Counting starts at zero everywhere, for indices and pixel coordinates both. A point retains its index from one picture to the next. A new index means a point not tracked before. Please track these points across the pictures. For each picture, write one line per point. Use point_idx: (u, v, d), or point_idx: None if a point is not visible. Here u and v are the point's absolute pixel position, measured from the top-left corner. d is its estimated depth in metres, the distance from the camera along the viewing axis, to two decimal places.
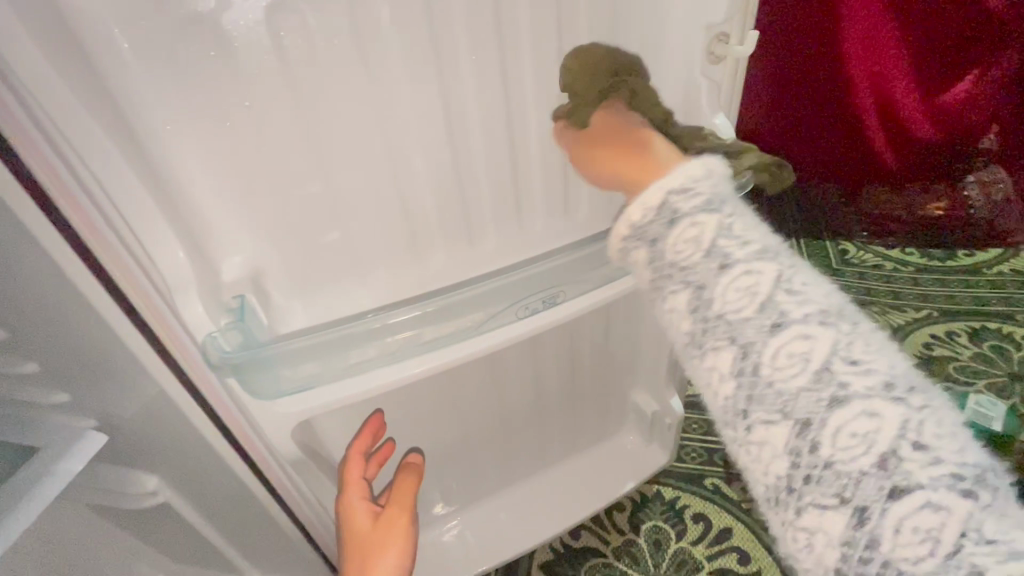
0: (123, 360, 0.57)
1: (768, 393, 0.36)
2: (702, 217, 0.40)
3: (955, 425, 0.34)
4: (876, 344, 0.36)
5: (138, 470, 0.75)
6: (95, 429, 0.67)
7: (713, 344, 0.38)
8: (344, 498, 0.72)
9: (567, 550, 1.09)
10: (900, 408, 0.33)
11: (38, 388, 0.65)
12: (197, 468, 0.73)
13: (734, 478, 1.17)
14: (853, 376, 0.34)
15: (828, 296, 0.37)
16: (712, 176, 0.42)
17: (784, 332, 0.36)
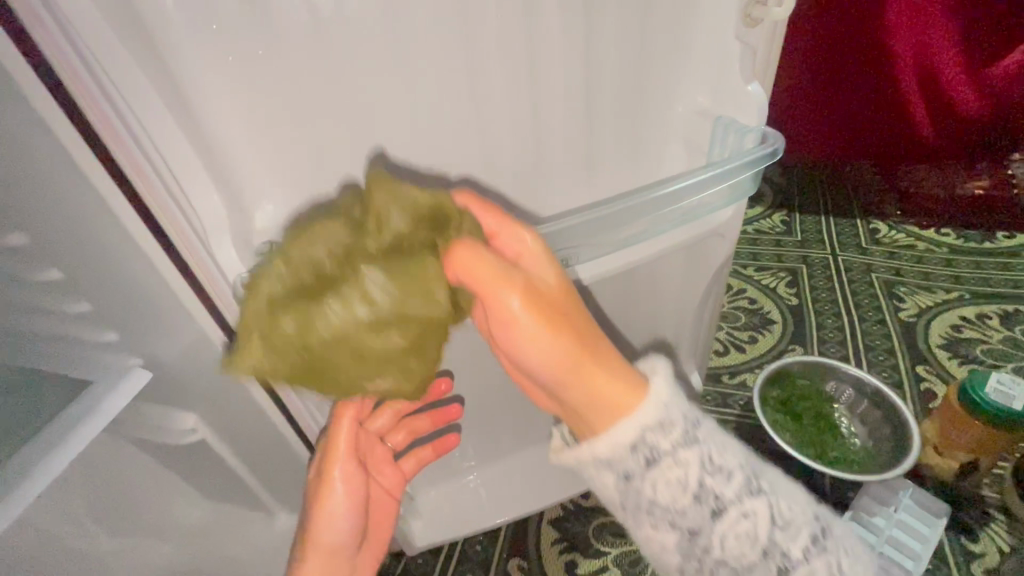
0: (166, 302, 0.63)
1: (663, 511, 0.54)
2: (684, 456, 0.52)
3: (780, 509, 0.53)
4: (730, 453, 0.55)
5: (178, 408, 0.81)
6: (140, 365, 0.74)
7: (631, 498, 0.55)
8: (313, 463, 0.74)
9: (575, 509, 1.12)
10: (748, 509, 0.52)
11: (89, 327, 0.71)
12: (230, 408, 0.80)
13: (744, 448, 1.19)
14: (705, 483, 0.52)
15: (681, 414, 0.55)
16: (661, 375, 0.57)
17: (661, 467, 0.53)
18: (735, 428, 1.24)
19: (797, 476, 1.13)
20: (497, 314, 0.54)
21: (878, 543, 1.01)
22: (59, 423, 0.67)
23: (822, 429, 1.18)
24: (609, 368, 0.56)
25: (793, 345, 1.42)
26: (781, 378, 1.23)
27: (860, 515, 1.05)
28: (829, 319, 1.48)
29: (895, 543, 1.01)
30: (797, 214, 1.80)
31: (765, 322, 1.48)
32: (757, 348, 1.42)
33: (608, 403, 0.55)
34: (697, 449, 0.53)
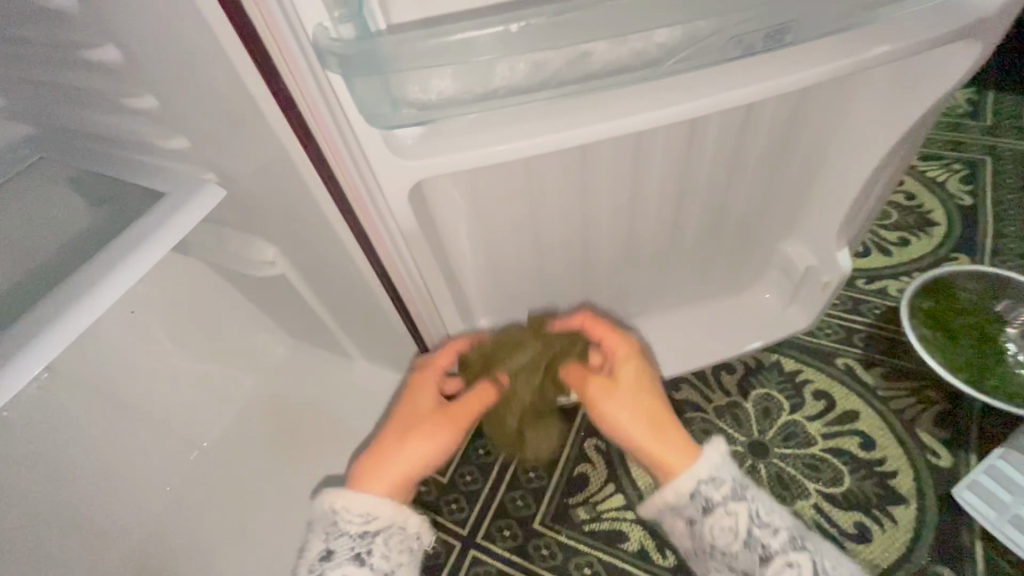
0: (236, 104, 0.50)
1: (715, 552, 0.58)
2: (733, 506, 0.57)
3: (809, 534, 0.59)
4: (811, 547, 0.57)
5: (257, 237, 0.75)
6: (214, 183, 0.67)
7: (721, 563, 0.59)
8: (420, 374, 0.70)
9: (664, 399, 1.02)
10: (768, 527, 0.57)
11: (159, 131, 0.62)
12: (308, 246, 0.71)
13: (874, 362, 1.02)
14: (773, 544, 0.56)
15: (776, 532, 0.57)
16: (724, 458, 0.58)
17: (715, 514, 0.57)
18: (866, 340, 1.05)
19: (937, 401, 0.96)
20: (591, 390, 0.66)
21: None
22: (138, 229, 0.66)
23: (985, 352, 0.96)
24: (676, 432, 0.61)
25: (956, 255, 1.15)
26: (939, 288, 1.01)
27: (1015, 455, 0.84)
28: (1011, 226, 1.18)
29: None
30: (991, 92, 1.39)
31: (923, 223, 1.20)
32: (908, 253, 1.16)
33: (672, 450, 0.60)
34: (735, 486, 0.58)
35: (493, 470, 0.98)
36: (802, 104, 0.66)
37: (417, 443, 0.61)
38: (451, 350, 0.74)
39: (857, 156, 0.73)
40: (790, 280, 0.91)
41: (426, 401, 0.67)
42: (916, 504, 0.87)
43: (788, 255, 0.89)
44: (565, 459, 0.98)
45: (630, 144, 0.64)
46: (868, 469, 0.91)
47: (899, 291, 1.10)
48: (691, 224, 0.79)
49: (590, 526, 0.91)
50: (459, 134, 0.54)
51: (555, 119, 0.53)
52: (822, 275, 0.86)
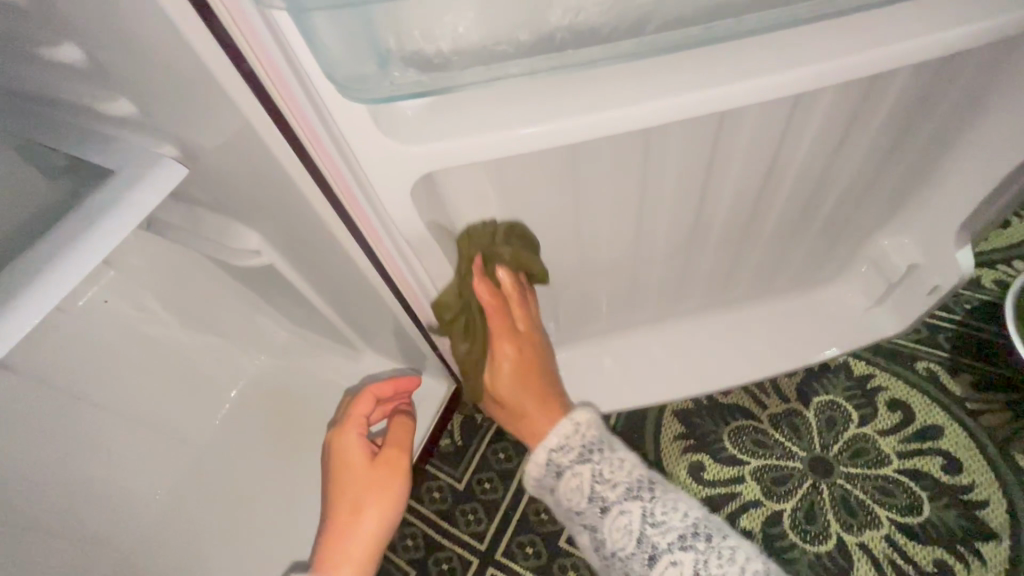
0: (181, 59, 0.37)
1: (573, 516, 0.59)
2: (680, 554, 0.53)
3: (705, 513, 0.56)
4: (671, 504, 0.55)
5: (238, 221, 0.63)
6: (172, 158, 0.54)
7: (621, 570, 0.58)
8: (340, 433, 0.70)
9: (711, 405, 0.89)
10: (640, 501, 0.55)
11: (101, 91, 0.49)
12: (297, 236, 0.59)
13: (961, 367, 0.87)
14: (617, 499, 0.56)
15: (684, 522, 0.54)
16: (591, 422, 0.60)
17: (565, 477, 0.58)
18: (954, 341, 0.89)
19: None
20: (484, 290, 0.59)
21: None
22: (79, 215, 0.53)
23: None
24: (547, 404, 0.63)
25: None
26: None
27: None
28: None
29: None
30: None
31: None
32: (1009, 237, 0.97)
33: (539, 421, 0.63)
34: (582, 449, 0.58)
35: (514, 477, 0.88)
36: (947, 70, 0.49)
37: (358, 515, 0.67)
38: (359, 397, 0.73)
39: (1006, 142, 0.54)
40: (883, 276, 0.75)
41: (352, 462, 0.69)
42: (1008, 541, 0.75)
43: (885, 248, 0.73)
44: None
45: (710, 123, 0.48)
46: (951, 497, 0.79)
47: (995, 283, 0.93)
48: (769, 216, 0.64)
49: None
50: (483, 105, 0.41)
51: (617, 87, 0.40)
52: (928, 277, 0.70)
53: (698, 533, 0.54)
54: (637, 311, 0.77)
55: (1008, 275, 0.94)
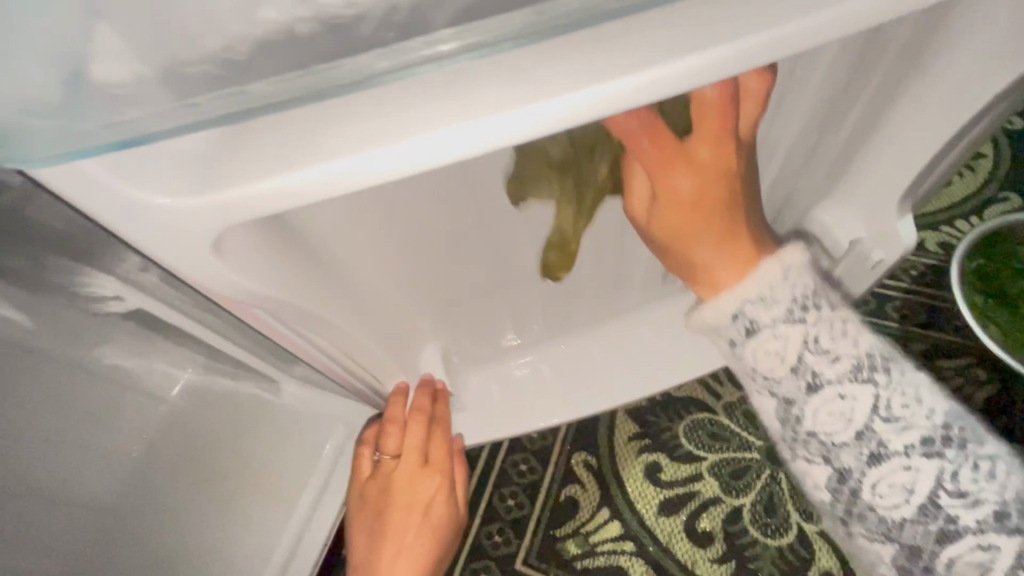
0: None
1: (757, 381, 0.46)
2: (917, 461, 0.40)
3: (950, 409, 0.43)
4: (913, 397, 0.42)
5: (81, 263, 0.52)
6: None
7: (814, 455, 0.45)
8: (422, 475, 0.61)
9: (664, 399, 0.84)
10: (872, 388, 0.42)
11: None
12: (150, 276, 0.49)
13: (910, 337, 0.85)
14: (843, 382, 0.42)
15: (929, 421, 0.41)
16: (801, 265, 0.44)
17: (758, 337, 0.43)
18: (901, 310, 0.87)
19: (986, 384, 0.81)
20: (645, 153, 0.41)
21: None
22: None
23: None
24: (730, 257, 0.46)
25: (1006, 195, 0.95)
26: (994, 244, 0.83)
27: None
28: None
29: None
30: None
31: (968, 155, 0.98)
32: (947, 195, 0.95)
33: (728, 256, 0.46)
34: (791, 304, 0.43)
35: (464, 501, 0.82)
36: (873, 43, 0.43)
37: (427, 539, 0.61)
38: (440, 429, 0.63)
39: (945, 109, 0.49)
40: (822, 246, 0.71)
41: (425, 486, 0.61)
42: None
43: (828, 224, 0.66)
44: (549, 481, 0.82)
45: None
46: None
47: (939, 245, 0.91)
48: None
49: (582, 563, 0.77)
50: (288, 127, 0.30)
51: (463, 89, 0.30)
52: (873, 252, 0.64)
53: (947, 439, 0.41)
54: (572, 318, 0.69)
55: (950, 236, 0.92)
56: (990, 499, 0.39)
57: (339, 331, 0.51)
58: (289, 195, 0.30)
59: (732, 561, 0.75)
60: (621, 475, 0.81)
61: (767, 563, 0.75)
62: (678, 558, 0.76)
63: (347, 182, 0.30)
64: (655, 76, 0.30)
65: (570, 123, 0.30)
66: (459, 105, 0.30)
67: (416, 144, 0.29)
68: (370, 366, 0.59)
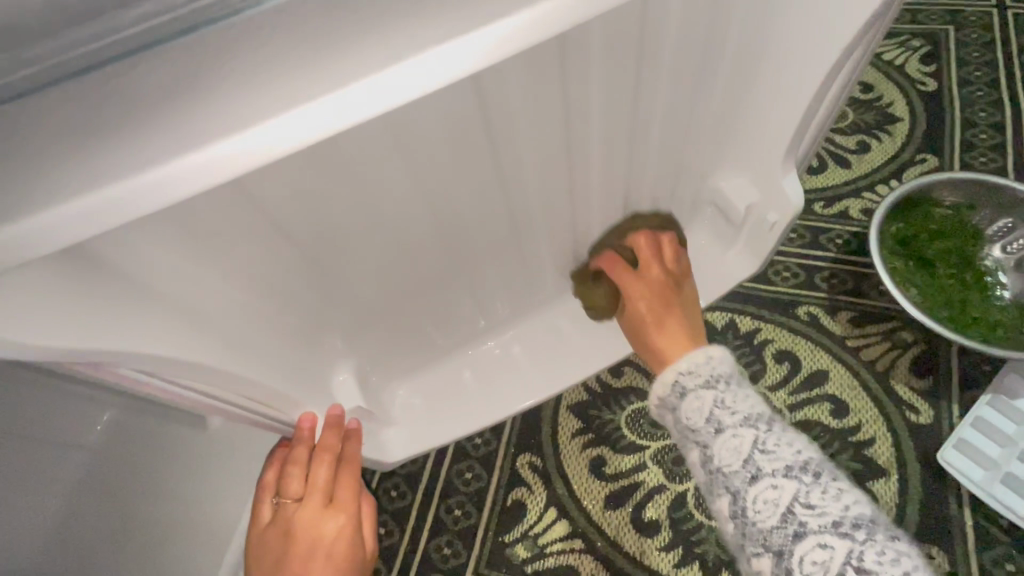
0: None
1: (683, 436, 0.53)
2: (782, 481, 0.47)
3: (820, 458, 0.49)
4: (785, 440, 0.49)
5: None
6: None
7: (688, 442, 0.53)
8: (318, 516, 0.57)
9: (604, 392, 0.84)
10: (756, 430, 0.49)
11: None
12: None
13: (839, 306, 0.86)
14: (733, 423, 0.50)
15: (793, 453, 0.48)
16: (722, 359, 0.54)
17: (687, 400, 0.53)
18: (828, 280, 0.87)
19: (912, 345, 0.82)
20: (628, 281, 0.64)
21: (992, 475, 0.74)
22: None
23: (964, 280, 0.82)
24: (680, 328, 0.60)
25: (923, 156, 0.96)
26: (908, 206, 0.84)
27: (982, 421, 0.76)
28: (982, 112, 0.98)
29: (1013, 481, 0.73)
30: None
31: (883, 120, 0.99)
32: (866, 162, 0.96)
33: (670, 338, 0.60)
34: (711, 377, 0.53)
35: (410, 517, 0.80)
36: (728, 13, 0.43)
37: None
38: (343, 469, 0.59)
39: (809, 75, 0.50)
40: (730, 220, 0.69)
41: (327, 528, 0.57)
42: (896, 475, 0.76)
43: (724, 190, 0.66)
44: (496, 486, 0.80)
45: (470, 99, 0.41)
46: (842, 441, 0.78)
47: (862, 212, 0.92)
48: (592, 189, 0.57)
49: (533, 565, 0.76)
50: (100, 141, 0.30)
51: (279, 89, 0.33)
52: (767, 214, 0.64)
53: (806, 469, 0.47)
54: (491, 316, 0.68)
55: (872, 202, 0.93)
56: (839, 517, 0.44)
57: (217, 373, 0.48)
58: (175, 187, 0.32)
59: (679, 547, 0.75)
60: (566, 472, 0.80)
61: (713, 545, 0.75)
62: (626, 550, 0.76)
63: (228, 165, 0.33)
64: (479, 46, 0.35)
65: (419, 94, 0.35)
66: (317, 89, 0.34)
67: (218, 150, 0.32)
68: (264, 400, 0.54)
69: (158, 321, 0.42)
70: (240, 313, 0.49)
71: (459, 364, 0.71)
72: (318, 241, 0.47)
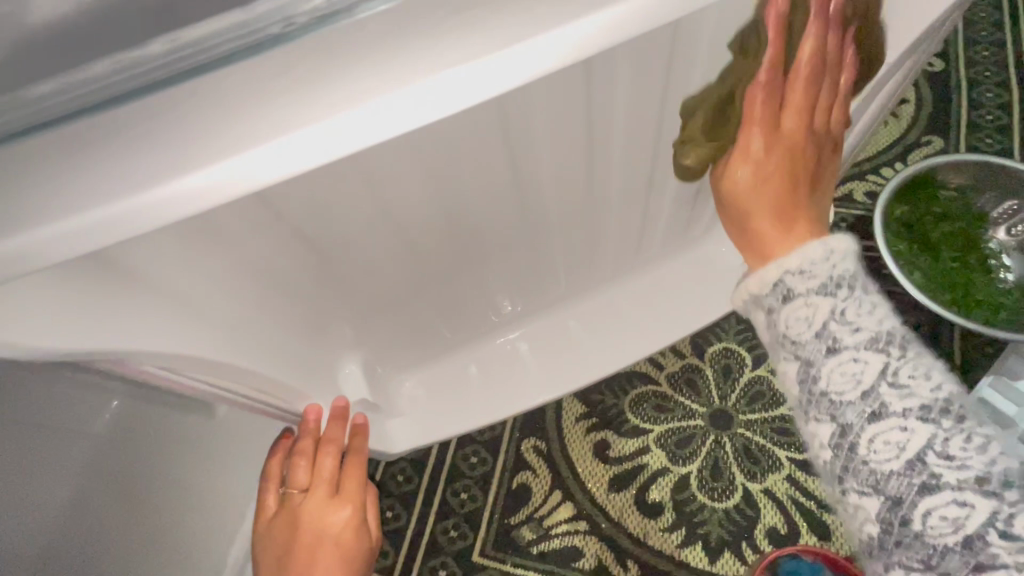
0: None
1: (775, 345, 0.39)
2: (914, 425, 0.33)
3: (961, 388, 0.35)
4: (923, 365, 0.34)
5: None
6: None
7: (783, 354, 0.38)
8: (326, 507, 0.57)
9: (609, 377, 0.84)
10: (888, 355, 0.34)
11: None
12: None
13: None
14: (856, 343, 0.35)
15: (933, 392, 0.33)
16: (846, 250, 0.37)
17: (789, 300, 0.37)
18: None
19: (916, 328, 0.82)
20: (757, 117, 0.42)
21: None
22: None
23: (967, 264, 0.81)
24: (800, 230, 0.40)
25: (928, 138, 0.95)
26: (913, 189, 0.84)
27: None
28: (988, 92, 0.97)
29: None
30: None
31: (889, 102, 0.98)
32: (871, 145, 0.95)
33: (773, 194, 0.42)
34: (829, 280, 0.36)
35: (416, 500, 0.81)
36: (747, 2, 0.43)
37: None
38: (349, 459, 0.60)
39: None
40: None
41: (334, 518, 0.57)
42: None
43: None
44: (501, 470, 0.81)
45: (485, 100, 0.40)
46: None
47: (866, 196, 0.92)
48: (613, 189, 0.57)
49: (538, 547, 0.77)
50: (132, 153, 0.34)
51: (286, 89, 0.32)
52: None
53: (948, 409, 0.33)
54: (496, 303, 0.68)
55: (876, 185, 0.93)
56: (985, 472, 0.32)
57: (220, 359, 0.48)
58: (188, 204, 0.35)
59: (683, 527, 0.76)
60: (570, 456, 0.81)
61: (716, 525, 0.76)
62: (630, 531, 0.77)
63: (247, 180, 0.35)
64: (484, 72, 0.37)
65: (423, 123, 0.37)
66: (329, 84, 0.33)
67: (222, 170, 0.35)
68: (269, 391, 0.55)
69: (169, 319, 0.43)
70: (250, 306, 0.49)
71: (464, 351, 0.71)
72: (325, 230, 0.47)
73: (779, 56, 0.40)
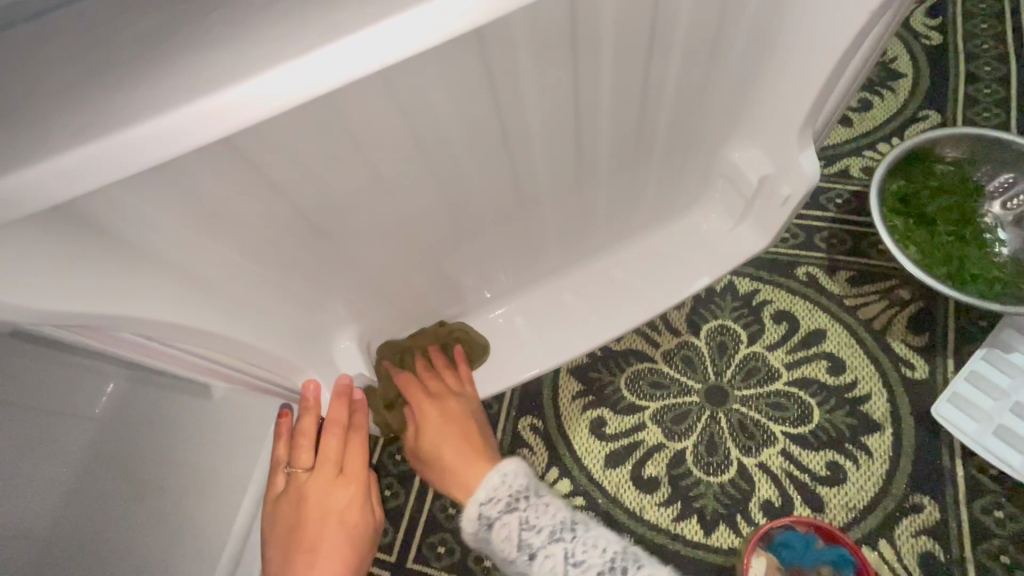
0: None
1: (508, 559, 0.54)
2: None
3: (620, 543, 0.53)
4: (590, 541, 0.52)
5: None
6: None
7: (515, 565, 0.53)
8: (330, 486, 0.58)
9: (604, 354, 0.84)
10: (564, 543, 0.52)
11: None
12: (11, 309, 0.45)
13: (838, 267, 0.86)
14: (542, 543, 0.51)
15: (601, 558, 0.51)
16: (515, 469, 0.55)
17: (495, 528, 0.53)
18: (828, 241, 0.87)
19: (911, 302, 0.82)
20: (425, 433, 0.61)
21: (983, 429, 0.75)
22: None
23: (963, 237, 0.81)
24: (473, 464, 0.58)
25: (926, 112, 0.95)
26: (910, 163, 0.83)
27: (976, 375, 0.78)
28: (986, 66, 0.96)
29: (1003, 434, 0.75)
30: None
31: (886, 77, 0.97)
32: (868, 120, 0.95)
33: (460, 454, 0.59)
34: (509, 498, 0.53)
35: (415, 479, 0.81)
36: None
37: (342, 552, 0.57)
38: (353, 436, 0.60)
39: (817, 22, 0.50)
40: (741, 196, 0.69)
41: (338, 496, 0.58)
42: (890, 429, 0.77)
43: (736, 161, 0.66)
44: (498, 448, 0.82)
45: (474, 56, 0.41)
46: (836, 397, 0.80)
47: (862, 171, 0.91)
48: (604, 155, 0.57)
49: None
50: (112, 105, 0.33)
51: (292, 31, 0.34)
52: (779, 184, 0.65)
53: (614, 568, 0.51)
54: (492, 279, 0.68)
55: (872, 160, 0.92)
56: None
57: (217, 336, 0.48)
58: (175, 142, 0.33)
59: (678, 502, 0.77)
60: (567, 434, 0.82)
61: (710, 499, 0.77)
62: (626, 506, 0.78)
63: (231, 119, 0.34)
64: None
65: (445, 36, 0.37)
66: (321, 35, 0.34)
67: (240, 94, 0.34)
68: (263, 365, 0.55)
69: (152, 289, 0.43)
70: (242, 275, 0.50)
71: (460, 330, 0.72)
72: (318, 202, 0.47)
73: (434, 416, 0.62)
